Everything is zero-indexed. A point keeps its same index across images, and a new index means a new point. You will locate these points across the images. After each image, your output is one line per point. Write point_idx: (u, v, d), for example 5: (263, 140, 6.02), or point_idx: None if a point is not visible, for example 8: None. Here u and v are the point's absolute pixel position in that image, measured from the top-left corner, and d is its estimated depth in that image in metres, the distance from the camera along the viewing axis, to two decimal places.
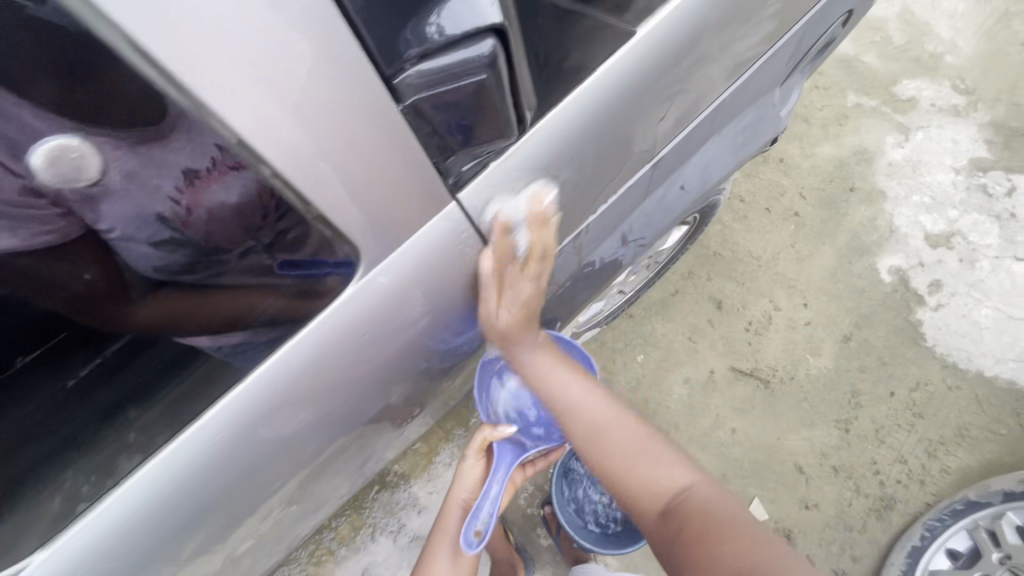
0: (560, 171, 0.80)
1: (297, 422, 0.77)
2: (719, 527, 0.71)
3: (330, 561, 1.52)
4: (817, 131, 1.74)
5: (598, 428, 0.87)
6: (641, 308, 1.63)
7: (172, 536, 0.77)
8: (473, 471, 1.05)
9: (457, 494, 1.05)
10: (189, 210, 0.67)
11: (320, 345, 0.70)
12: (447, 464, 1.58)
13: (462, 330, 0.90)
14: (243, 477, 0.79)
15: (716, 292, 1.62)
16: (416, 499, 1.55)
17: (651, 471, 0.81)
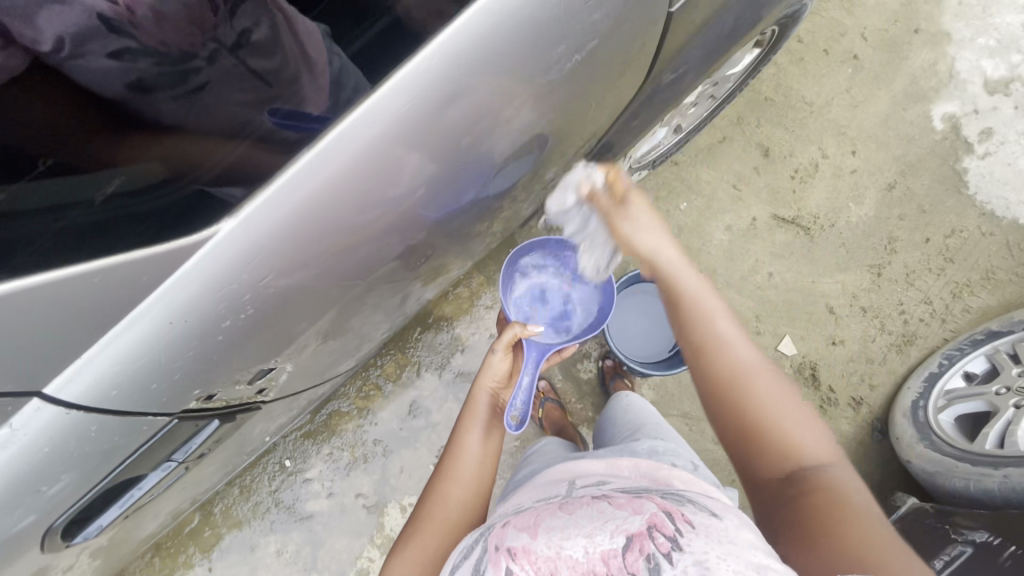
0: (575, 28, 0.74)
1: (418, 168, 0.74)
2: (837, 519, 0.62)
3: (378, 396, 1.60)
4: None
5: (743, 376, 0.74)
6: (687, 154, 1.59)
7: (269, 303, 0.73)
8: (502, 364, 1.08)
9: (486, 381, 1.05)
10: (130, 9, 0.62)
11: (487, 36, 0.65)
12: (488, 307, 1.61)
13: (466, 181, 0.87)
14: (274, 304, 0.74)
15: (765, 140, 1.57)
16: (457, 339, 1.60)
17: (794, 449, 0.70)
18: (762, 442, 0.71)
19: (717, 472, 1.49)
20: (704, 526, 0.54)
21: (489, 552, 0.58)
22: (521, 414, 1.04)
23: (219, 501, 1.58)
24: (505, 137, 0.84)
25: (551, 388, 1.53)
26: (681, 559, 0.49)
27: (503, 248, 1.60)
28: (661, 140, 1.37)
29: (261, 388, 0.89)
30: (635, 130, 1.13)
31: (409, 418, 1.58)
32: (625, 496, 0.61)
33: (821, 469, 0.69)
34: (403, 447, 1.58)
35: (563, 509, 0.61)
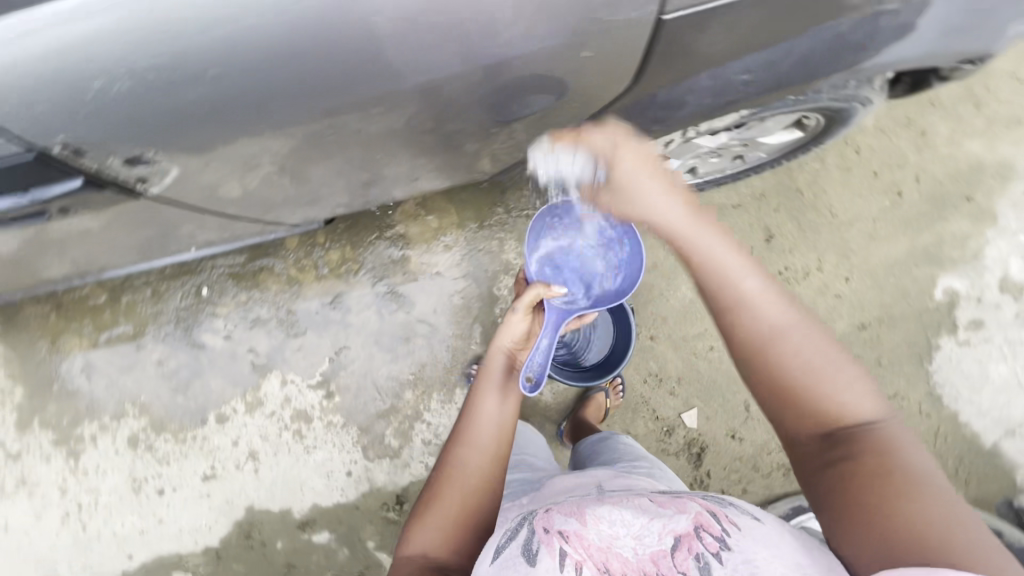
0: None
1: (366, 39, 0.72)
2: (903, 492, 0.62)
3: (311, 274, 1.62)
4: (979, 123, 1.56)
5: (776, 331, 0.73)
6: (697, 203, 1.57)
7: (177, 91, 0.74)
8: (520, 325, 1.08)
9: (503, 342, 1.06)
10: None
11: None
12: (447, 247, 1.61)
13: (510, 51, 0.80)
14: (229, 58, 0.71)
15: (775, 226, 1.55)
16: (406, 260, 1.61)
17: (843, 406, 0.70)
18: (800, 410, 0.71)
19: None
20: (745, 530, 0.69)
21: (536, 535, 0.71)
22: (535, 375, 1.02)
23: (130, 290, 1.64)
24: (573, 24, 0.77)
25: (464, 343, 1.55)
26: (729, 557, 0.65)
27: (488, 202, 1.60)
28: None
29: (139, 177, 0.89)
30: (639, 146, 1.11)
31: (328, 307, 1.61)
32: (666, 500, 0.76)
33: (884, 431, 0.69)
34: (311, 330, 1.61)
35: (605, 500, 0.75)
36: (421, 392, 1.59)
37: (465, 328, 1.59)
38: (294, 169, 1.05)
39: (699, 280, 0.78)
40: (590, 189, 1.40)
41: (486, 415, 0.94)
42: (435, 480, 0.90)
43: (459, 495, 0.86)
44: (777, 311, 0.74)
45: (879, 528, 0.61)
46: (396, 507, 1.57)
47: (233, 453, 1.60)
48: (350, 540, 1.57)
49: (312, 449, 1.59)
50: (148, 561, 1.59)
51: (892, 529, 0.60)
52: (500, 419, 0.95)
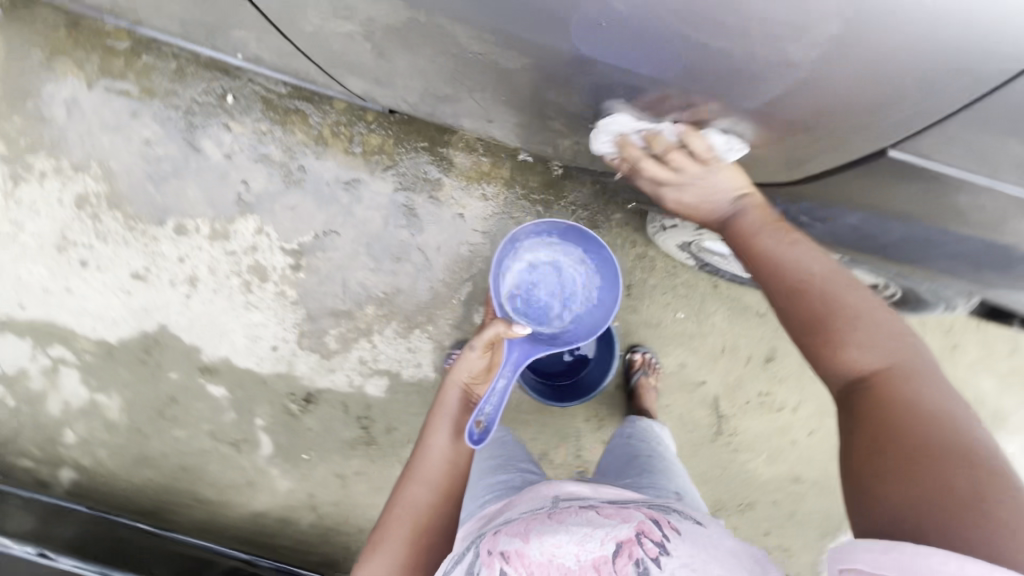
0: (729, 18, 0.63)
1: None
2: (914, 451, 0.65)
3: (341, 144, 1.49)
4: (1002, 368, 1.57)
5: (803, 288, 0.81)
6: (727, 293, 1.54)
7: None
8: (479, 360, 1.06)
9: (459, 375, 1.05)
10: None
11: None
12: (483, 196, 1.51)
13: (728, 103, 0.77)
14: None
15: (778, 351, 1.55)
16: (438, 185, 1.51)
17: (868, 351, 0.75)
18: (832, 361, 0.77)
19: None
20: (684, 535, 0.71)
21: (482, 559, 0.74)
22: (487, 421, 1.02)
23: (154, 53, 1.47)
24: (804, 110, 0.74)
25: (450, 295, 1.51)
26: (667, 561, 0.66)
27: (546, 178, 1.51)
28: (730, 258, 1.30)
29: None
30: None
31: (339, 185, 1.50)
32: (614, 510, 0.75)
33: (902, 378, 0.72)
34: (312, 196, 1.50)
35: (554, 518, 0.75)
36: (382, 314, 1.52)
37: (456, 280, 1.52)
38: (394, 47, 0.94)
39: (738, 241, 0.90)
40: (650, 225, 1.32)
41: (436, 454, 0.98)
42: (387, 515, 0.95)
43: (410, 533, 0.93)
44: (821, 264, 0.82)
45: (957, 515, 0.59)
46: (301, 403, 1.52)
47: (173, 268, 1.50)
48: (241, 407, 1.52)
49: (250, 306, 1.51)
50: (38, 321, 1.50)
51: (982, 519, 0.58)
52: (449, 457, 0.98)
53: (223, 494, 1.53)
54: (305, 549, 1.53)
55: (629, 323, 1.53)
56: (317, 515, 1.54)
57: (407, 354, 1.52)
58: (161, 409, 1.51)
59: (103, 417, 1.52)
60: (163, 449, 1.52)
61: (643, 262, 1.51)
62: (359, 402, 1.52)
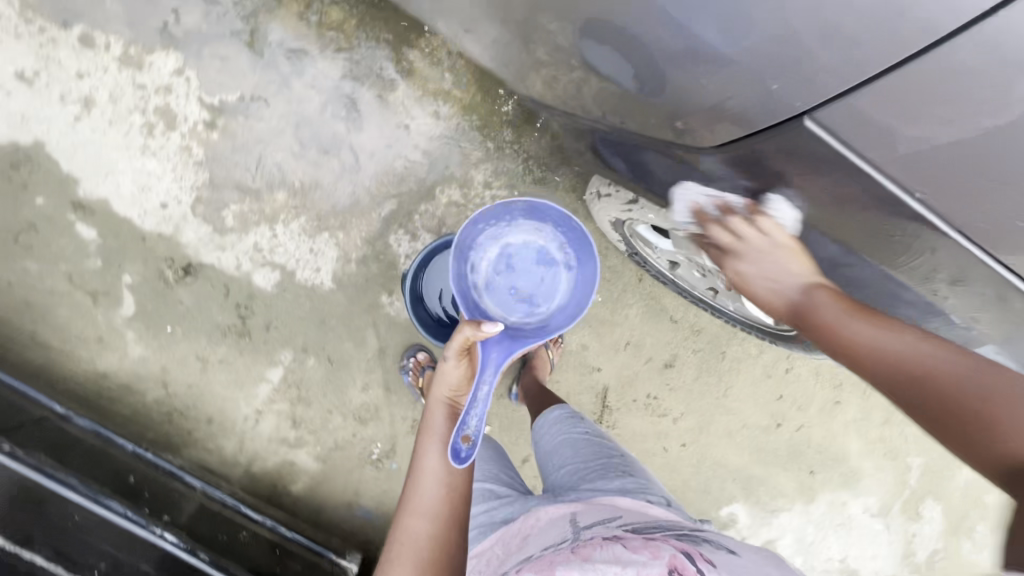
0: None
1: None
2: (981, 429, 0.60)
3: (296, 6, 1.33)
4: (872, 433, 1.64)
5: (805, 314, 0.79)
6: (649, 289, 1.51)
7: None
8: (456, 371, 0.91)
9: (442, 393, 0.91)
10: None
11: None
12: (434, 114, 1.39)
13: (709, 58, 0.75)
14: None
15: (677, 359, 1.56)
16: (390, 87, 1.37)
17: (902, 350, 0.68)
18: (865, 365, 0.71)
19: (333, 393, 1.47)
20: (720, 566, 0.64)
21: None
22: (474, 434, 0.84)
23: None
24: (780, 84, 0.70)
25: (372, 208, 1.41)
26: None
27: (505, 116, 1.40)
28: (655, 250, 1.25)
29: None
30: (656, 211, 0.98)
31: (283, 51, 1.34)
32: (641, 539, 0.67)
33: (936, 370, 0.65)
34: (248, 54, 1.34)
35: (578, 552, 0.67)
36: (293, 205, 1.39)
37: (382, 193, 1.41)
38: None
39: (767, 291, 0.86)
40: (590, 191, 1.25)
41: (430, 477, 0.81)
42: (390, 549, 0.77)
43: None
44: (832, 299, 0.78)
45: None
46: (179, 272, 1.39)
47: (67, 83, 1.31)
48: (110, 258, 1.37)
49: (148, 153, 1.35)
50: None
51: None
52: (444, 475, 0.82)
53: (66, 344, 1.39)
54: (143, 425, 1.42)
55: None
56: (167, 392, 1.43)
57: (308, 255, 1.42)
58: (17, 235, 1.35)
59: None
60: (8, 278, 1.36)
61: None
62: (243, 289, 1.41)
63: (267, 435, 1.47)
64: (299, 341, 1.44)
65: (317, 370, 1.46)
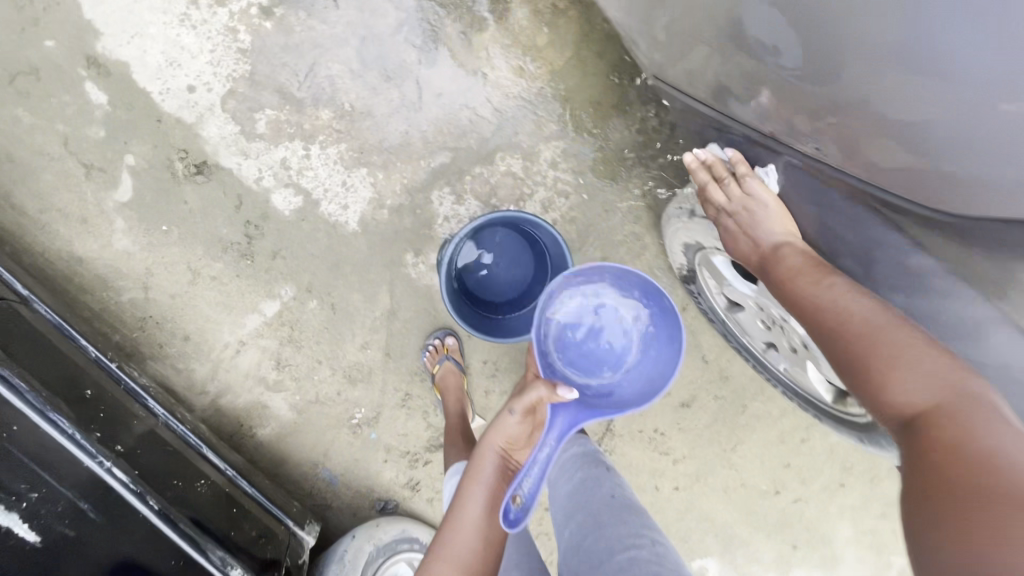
0: None
1: None
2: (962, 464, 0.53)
3: None
4: (866, 523, 1.57)
5: (870, 330, 0.67)
6: (689, 322, 1.39)
7: None
8: (518, 427, 0.94)
9: (496, 440, 0.94)
10: None
11: None
12: (518, 70, 1.23)
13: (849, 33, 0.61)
14: None
15: (696, 401, 1.45)
16: (479, 26, 1.20)
17: (906, 375, 0.64)
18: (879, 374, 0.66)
19: (327, 343, 1.33)
20: None
21: None
22: (526, 496, 0.83)
23: None
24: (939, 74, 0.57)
25: (423, 156, 1.25)
26: None
27: (594, 95, 1.25)
28: (723, 288, 1.12)
29: None
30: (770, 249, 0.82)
31: None
32: None
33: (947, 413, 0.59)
34: None
35: None
36: (336, 128, 1.22)
37: (437, 142, 1.25)
38: None
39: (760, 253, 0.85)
40: (672, 204, 1.09)
41: (471, 525, 0.88)
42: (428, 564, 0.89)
43: None
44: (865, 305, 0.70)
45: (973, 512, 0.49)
46: (190, 169, 1.22)
47: None
48: (117, 132, 1.19)
49: (187, 24, 1.16)
50: None
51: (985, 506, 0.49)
52: (484, 518, 0.89)
53: (44, 214, 1.21)
54: (109, 325, 1.26)
55: None
56: (145, 296, 1.27)
57: (339, 187, 1.25)
58: (14, 76, 1.16)
59: None
60: None
61: (634, 244, 1.32)
62: (257, 206, 1.25)
63: (245, 370, 1.32)
64: (305, 279, 1.29)
65: (316, 315, 1.31)
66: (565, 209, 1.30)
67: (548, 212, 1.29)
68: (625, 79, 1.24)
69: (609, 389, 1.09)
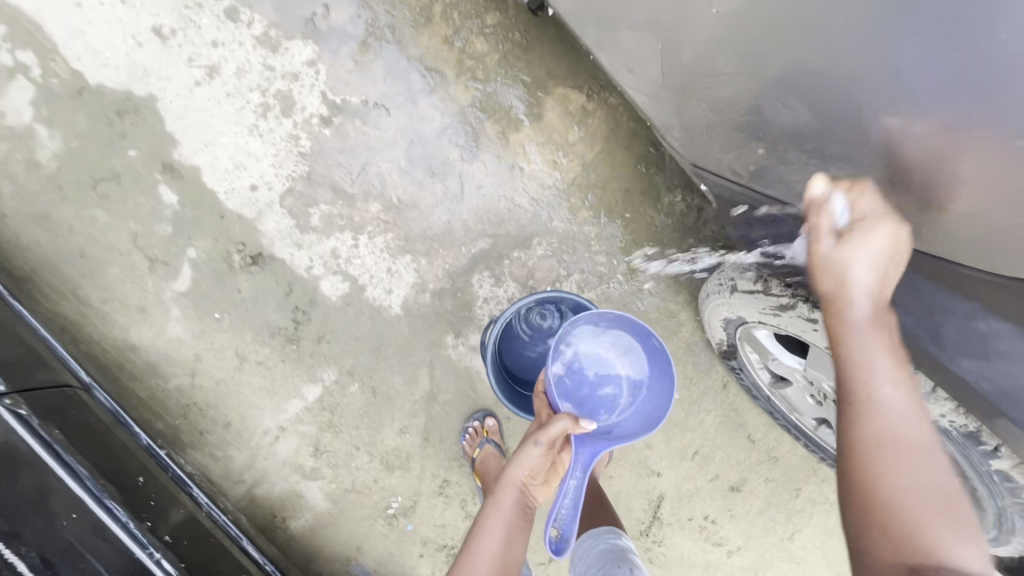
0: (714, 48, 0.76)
1: None
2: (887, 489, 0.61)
3: (445, 29, 1.31)
4: None
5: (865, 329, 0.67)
6: (731, 400, 1.37)
7: None
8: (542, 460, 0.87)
9: (518, 475, 0.86)
10: None
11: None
12: (553, 164, 1.33)
13: (808, 82, 0.68)
14: None
15: (746, 485, 1.39)
16: (517, 127, 1.32)
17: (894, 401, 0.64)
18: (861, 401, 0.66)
19: (366, 429, 1.32)
20: None
21: None
22: (562, 527, 0.85)
23: None
24: (903, 91, 0.61)
25: (464, 243, 1.32)
26: None
27: (624, 184, 1.33)
28: (768, 363, 1.12)
29: None
30: (821, 326, 0.82)
31: (420, 68, 1.31)
32: None
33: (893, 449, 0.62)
34: (386, 62, 1.30)
35: None
36: (384, 220, 1.31)
37: (477, 230, 1.32)
38: None
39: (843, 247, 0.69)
40: (712, 281, 1.07)
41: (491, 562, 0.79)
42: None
43: None
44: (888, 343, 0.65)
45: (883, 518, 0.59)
46: (247, 260, 1.29)
47: (199, 46, 1.28)
48: (183, 229, 1.29)
49: (255, 133, 1.29)
50: (23, 14, 1.25)
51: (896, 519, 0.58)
52: (507, 554, 0.81)
53: (105, 304, 1.28)
54: (155, 412, 1.28)
55: None
56: (192, 383, 1.29)
57: (384, 274, 1.32)
58: (97, 182, 1.27)
59: (29, 152, 1.26)
60: (72, 223, 1.27)
61: (669, 322, 1.34)
62: (306, 293, 1.31)
63: (282, 458, 1.31)
64: (348, 363, 1.31)
65: (357, 399, 1.32)
66: (601, 288, 1.34)
67: (584, 292, 1.33)
68: (652, 169, 1.33)
69: (608, 428, 1.03)
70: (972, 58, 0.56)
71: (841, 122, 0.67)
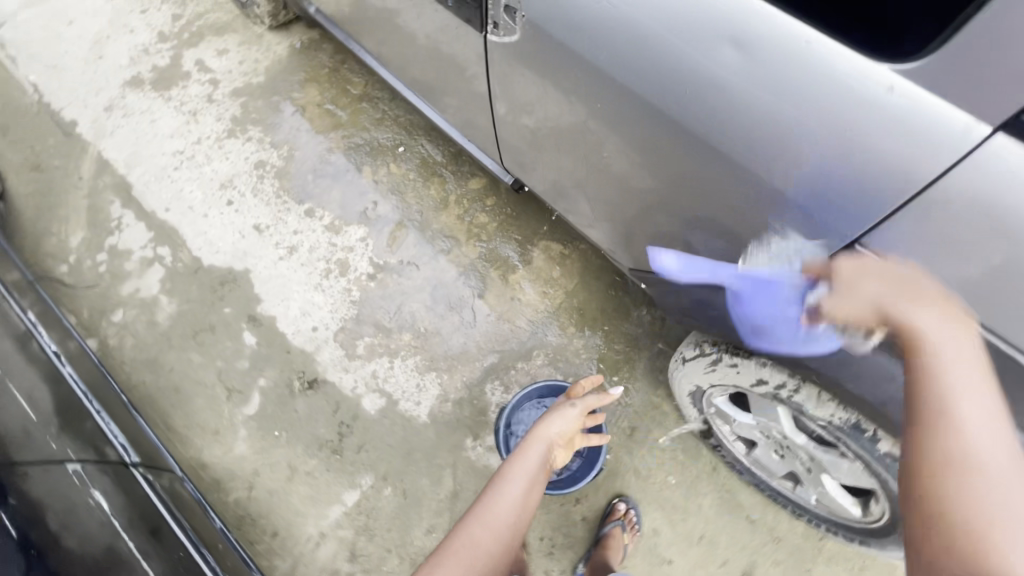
0: (635, 196, 1.10)
1: (574, 143, 1.16)
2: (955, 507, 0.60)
3: (458, 209, 1.84)
4: None
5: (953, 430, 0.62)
6: (724, 481, 1.52)
7: (556, 47, 0.98)
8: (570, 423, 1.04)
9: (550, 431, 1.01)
10: None
11: (587, 155, 1.15)
12: (543, 294, 1.73)
13: (699, 212, 0.96)
14: (597, 46, 0.90)
15: (756, 569, 1.45)
16: (514, 269, 1.76)
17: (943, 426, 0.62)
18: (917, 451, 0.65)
19: (397, 530, 1.47)
20: None
21: None
22: None
23: (369, 103, 1.99)
24: (746, 208, 0.86)
25: (479, 358, 1.65)
26: None
27: (600, 303, 1.71)
28: (733, 426, 1.33)
29: (494, 22, 1.09)
30: (741, 366, 1.08)
31: (440, 235, 1.81)
32: None
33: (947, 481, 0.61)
34: (416, 234, 1.81)
35: None
36: (414, 345, 1.66)
37: (488, 347, 1.66)
38: (547, 142, 1.25)
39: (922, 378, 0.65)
40: (672, 362, 1.32)
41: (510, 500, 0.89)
42: (444, 552, 0.80)
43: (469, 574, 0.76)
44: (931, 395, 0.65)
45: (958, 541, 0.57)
46: (305, 384, 1.61)
47: (284, 235, 1.80)
48: (257, 363, 1.64)
49: (319, 289, 1.73)
50: (167, 224, 1.81)
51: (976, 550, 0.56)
52: (518, 508, 0.89)
53: (187, 428, 1.56)
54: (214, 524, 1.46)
55: (619, 459, 1.55)
56: (248, 495, 1.50)
57: (414, 388, 1.62)
58: (196, 333, 1.67)
59: (152, 315, 1.69)
60: (173, 365, 1.64)
61: (654, 412, 1.58)
62: (350, 409, 1.59)
63: (321, 564, 1.44)
64: (383, 468, 1.53)
65: (390, 501, 1.50)
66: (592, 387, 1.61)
67: None
68: (619, 291, 1.72)
69: None
70: (770, 186, 0.81)
71: (725, 237, 0.94)
